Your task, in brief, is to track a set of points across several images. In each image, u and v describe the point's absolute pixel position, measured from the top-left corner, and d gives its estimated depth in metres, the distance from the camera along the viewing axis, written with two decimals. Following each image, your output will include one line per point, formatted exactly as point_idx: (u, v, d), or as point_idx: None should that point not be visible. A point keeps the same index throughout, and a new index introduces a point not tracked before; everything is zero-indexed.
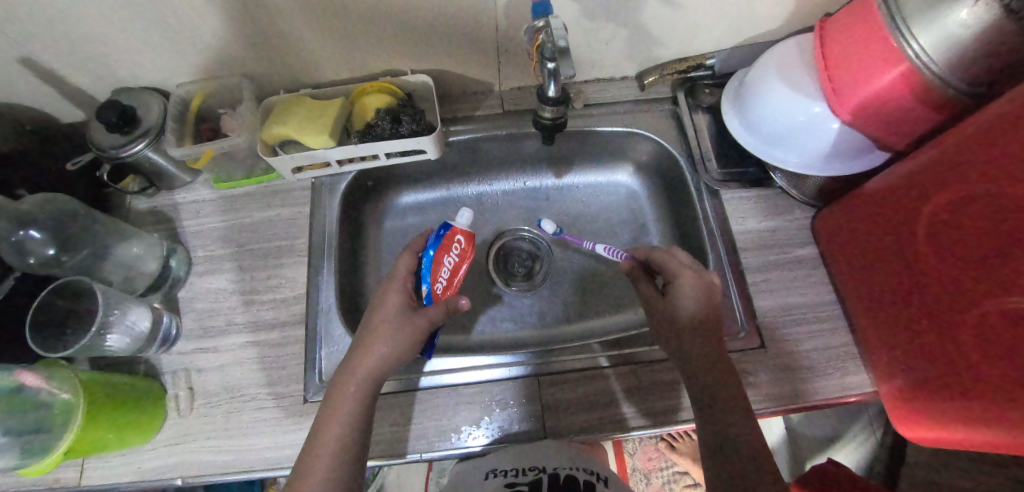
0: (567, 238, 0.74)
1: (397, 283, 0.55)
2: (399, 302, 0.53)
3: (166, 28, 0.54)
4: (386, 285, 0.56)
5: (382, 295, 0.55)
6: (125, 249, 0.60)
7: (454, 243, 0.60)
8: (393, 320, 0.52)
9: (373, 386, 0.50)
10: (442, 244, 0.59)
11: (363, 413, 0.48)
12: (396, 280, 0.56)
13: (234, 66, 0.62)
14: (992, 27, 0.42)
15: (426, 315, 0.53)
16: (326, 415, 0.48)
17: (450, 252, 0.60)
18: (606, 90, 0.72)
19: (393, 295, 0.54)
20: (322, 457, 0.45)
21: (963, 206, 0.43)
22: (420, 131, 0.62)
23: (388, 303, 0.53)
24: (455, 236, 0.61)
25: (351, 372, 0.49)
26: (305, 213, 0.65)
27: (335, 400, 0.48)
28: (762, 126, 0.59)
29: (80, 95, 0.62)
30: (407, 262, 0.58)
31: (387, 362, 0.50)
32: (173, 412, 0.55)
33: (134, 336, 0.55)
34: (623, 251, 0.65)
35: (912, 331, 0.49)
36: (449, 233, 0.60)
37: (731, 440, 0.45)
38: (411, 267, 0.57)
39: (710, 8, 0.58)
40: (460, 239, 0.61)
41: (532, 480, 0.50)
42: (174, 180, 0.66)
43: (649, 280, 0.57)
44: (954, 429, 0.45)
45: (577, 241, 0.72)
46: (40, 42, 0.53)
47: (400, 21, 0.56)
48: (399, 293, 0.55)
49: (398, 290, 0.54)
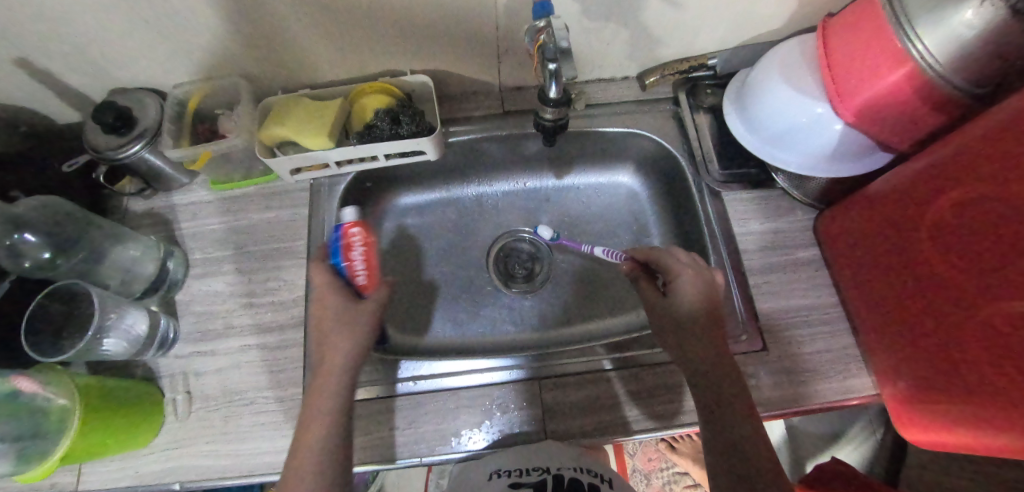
0: (564, 243, 0.73)
1: (326, 287, 0.53)
2: (336, 304, 0.52)
3: (162, 28, 0.53)
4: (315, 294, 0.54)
5: (319, 300, 0.53)
6: (122, 251, 0.59)
7: (352, 239, 0.57)
8: (345, 323, 0.52)
9: (347, 395, 0.49)
10: (341, 246, 0.56)
11: (339, 423, 0.47)
12: (322, 289, 0.53)
13: (233, 66, 0.61)
14: (1000, 25, 0.41)
15: (370, 308, 0.54)
16: (305, 427, 0.47)
17: (353, 250, 0.56)
18: (607, 90, 0.72)
19: (331, 297, 0.53)
20: (307, 464, 0.45)
21: (965, 211, 0.43)
22: (419, 132, 0.61)
23: (326, 308, 0.52)
24: (348, 237, 0.57)
25: (320, 381, 0.49)
26: (303, 215, 0.65)
27: (309, 415, 0.48)
28: (764, 127, 0.59)
29: (76, 96, 0.62)
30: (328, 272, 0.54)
31: (350, 364, 0.50)
32: (170, 416, 0.55)
33: (131, 340, 0.54)
34: (622, 253, 0.65)
35: (914, 333, 0.49)
36: (342, 233, 0.57)
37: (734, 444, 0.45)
38: (322, 272, 0.54)
39: (712, 7, 0.58)
40: (355, 234, 0.57)
41: (537, 480, 0.48)
42: (170, 182, 0.65)
43: (649, 282, 0.56)
44: (958, 431, 0.44)
45: (574, 245, 0.72)
46: (34, 42, 0.52)
47: (399, 20, 0.56)
48: (329, 297, 0.53)
49: (336, 293, 0.53)
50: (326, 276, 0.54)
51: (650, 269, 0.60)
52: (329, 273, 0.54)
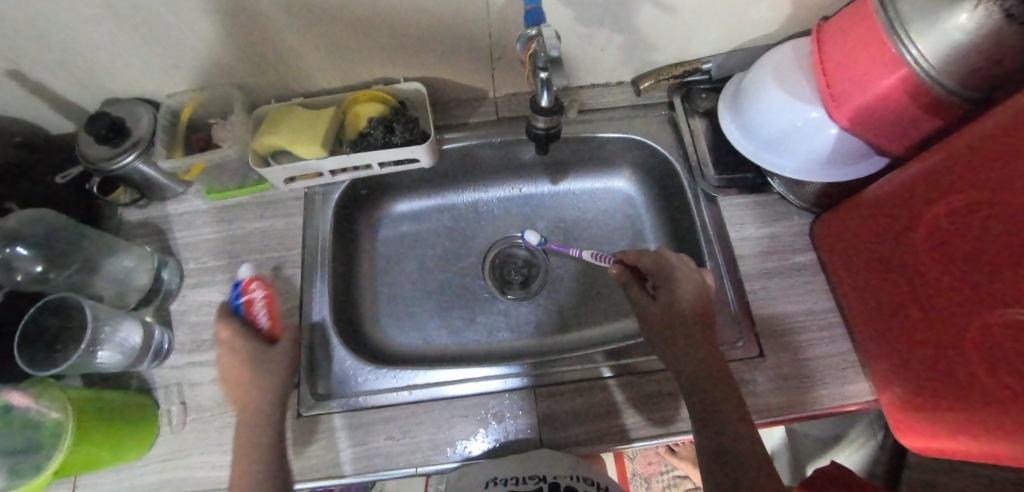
0: (552, 247, 0.73)
1: (234, 340, 0.54)
2: (242, 354, 0.53)
3: (153, 38, 0.53)
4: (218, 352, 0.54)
5: (225, 354, 0.53)
6: (116, 263, 0.59)
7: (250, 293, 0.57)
8: (258, 370, 0.53)
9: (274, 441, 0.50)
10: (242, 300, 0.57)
11: (273, 441, 0.50)
12: (226, 345, 0.54)
13: (226, 76, 0.61)
14: (993, 30, 0.40)
15: (284, 351, 0.55)
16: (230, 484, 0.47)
17: (253, 304, 0.57)
18: (601, 95, 0.71)
19: (239, 347, 0.53)
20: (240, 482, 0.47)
21: (960, 217, 0.43)
22: (413, 140, 0.62)
23: (233, 361, 0.53)
24: (250, 296, 0.57)
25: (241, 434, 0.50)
26: (297, 223, 0.65)
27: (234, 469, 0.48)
28: (760, 131, 0.59)
29: (70, 107, 0.62)
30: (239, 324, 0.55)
31: (273, 388, 0.52)
32: (165, 427, 0.54)
33: (124, 352, 0.54)
34: (608, 256, 0.66)
35: (911, 339, 0.48)
36: (240, 289, 0.57)
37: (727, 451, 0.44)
38: (230, 328, 0.54)
39: (705, 12, 0.57)
40: (253, 288, 0.58)
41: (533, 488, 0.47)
42: (165, 192, 0.64)
43: (640, 286, 0.56)
44: (956, 438, 0.44)
45: (562, 249, 0.72)
46: (26, 54, 0.52)
47: (391, 27, 0.56)
48: (233, 349, 0.53)
49: (246, 341, 0.54)
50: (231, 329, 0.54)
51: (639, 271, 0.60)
52: (236, 326, 0.55)
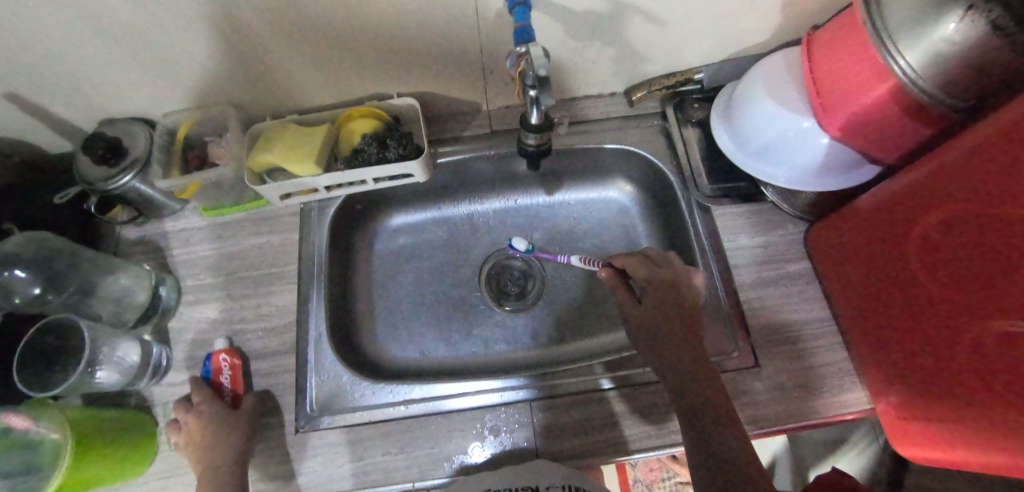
0: (541, 255, 0.73)
1: (197, 410, 0.52)
2: (205, 422, 0.51)
3: (148, 59, 0.54)
4: (179, 421, 0.52)
5: (188, 423, 0.52)
6: (113, 282, 0.59)
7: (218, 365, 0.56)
8: (221, 435, 0.51)
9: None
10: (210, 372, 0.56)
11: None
12: (190, 412, 0.52)
13: (221, 95, 0.62)
14: (978, 41, 0.40)
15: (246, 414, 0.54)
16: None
17: (221, 375, 0.56)
18: (594, 106, 0.72)
19: (203, 417, 0.52)
20: None
21: (954, 226, 0.42)
22: (407, 155, 0.62)
23: (195, 429, 0.51)
24: (222, 370, 0.56)
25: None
26: (293, 239, 0.65)
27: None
28: (752, 141, 0.59)
29: (68, 128, 0.62)
30: (206, 391, 0.54)
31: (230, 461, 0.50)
32: (164, 445, 0.55)
33: (123, 370, 0.55)
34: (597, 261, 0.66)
35: (907, 349, 0.48)
36: (212, 360, 0.57)
37: (720, 462, 0.43)
38: (199, 397, 0.53)
39: (694, 23, 0.58)
40: (224, 361, 0.57)
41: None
42: (162, 209, 0.65)
43: (629, 296, 0.56)
44: (954, 450, 0.43)
45: (550, 256, 0.72)
46: (22, 76, 0.53)
47: (382, 44, 0.56)
48: (197, 419, 0.52)
49: (209, 407, 0.52)
50: (199, 399, 0.53)
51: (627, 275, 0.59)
52: (205, 394, 0.54)
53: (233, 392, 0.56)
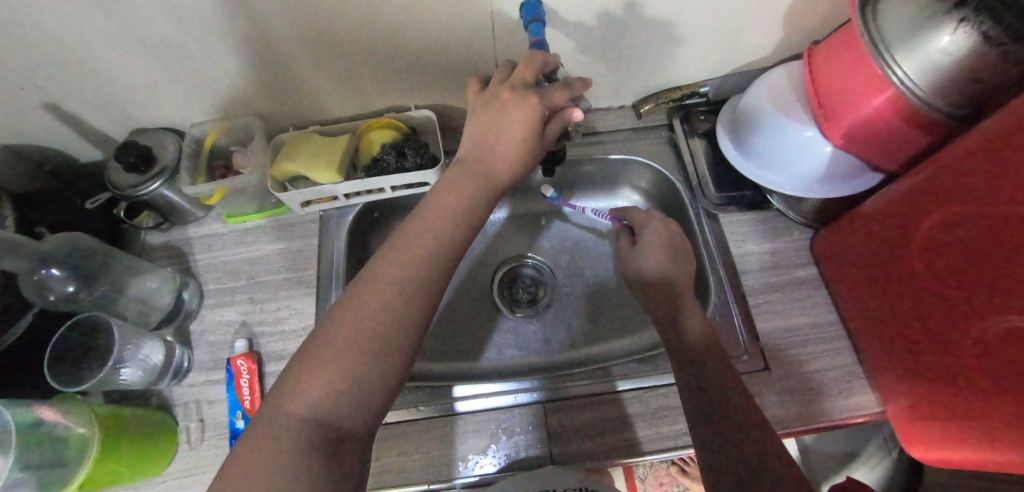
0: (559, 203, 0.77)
1: (464, 168, 0.52)
2: (467, 173, 0.52)
3: (183, 73, 0.57)
4: (463, 159, 0.53)
5: (488, 157, 0.52)
6: (139, 284, 0.61)
7: (238, 371, 0.58)
8: (450, 201, 0.50)
9: (430, 282, 0.46)
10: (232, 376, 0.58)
11: (447, 253, 0.48)
12: (468, 156, 0.53)
13: (248, 106, 0.65)
14: (974, 53, 0.42)
15: (488, 180, 0.52)
16: (359, 301, 0.44)
17: (240, 379, 0.57)
18: (604, 118, 0.75)
19: (492, 183, 0.52)
20: (387, 286, 0.45)
21: (955, 228, 0.44)
22: (424, 164, 0.64)
23: (461, 173, 0.52)
24: (567, 114, 0.54)
25: (372, 267, 0.46)
26: (312, 246, 0.67)
27: (381, 267, 0.46)
28: (758, 149, 0.61)
29: (100, 138, 0.66)
30: (475, 143, 0.53)
31: (462, 209, 0.50)
32: (184, 444, 0.56)
33: (147, 370, 0.56)
34: (606, 213, 0.71)
35: (916, 350, 0.49)
36: (231, 367, 0.58)
37: (749, 464, 0.42)
38: (527, 79, 0.51)
39: (698, 38, 0.61)
40: (242, 365, 0.58)
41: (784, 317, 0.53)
42: (186, 216, 0.67)
43: (629, 237, 0.65)
44: (965, 447, 0.44)
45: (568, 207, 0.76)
46: (64, 88, 0.56)
47: (403, 57, 0.59)
48: (524, 133, 0.50)
49: (464, 173, 0.52)
50: (519, 91, 0.50)
51: (641, 280, 0.60)
52: (482, 148, 0.52)
53: (547, 88, 0.52)
